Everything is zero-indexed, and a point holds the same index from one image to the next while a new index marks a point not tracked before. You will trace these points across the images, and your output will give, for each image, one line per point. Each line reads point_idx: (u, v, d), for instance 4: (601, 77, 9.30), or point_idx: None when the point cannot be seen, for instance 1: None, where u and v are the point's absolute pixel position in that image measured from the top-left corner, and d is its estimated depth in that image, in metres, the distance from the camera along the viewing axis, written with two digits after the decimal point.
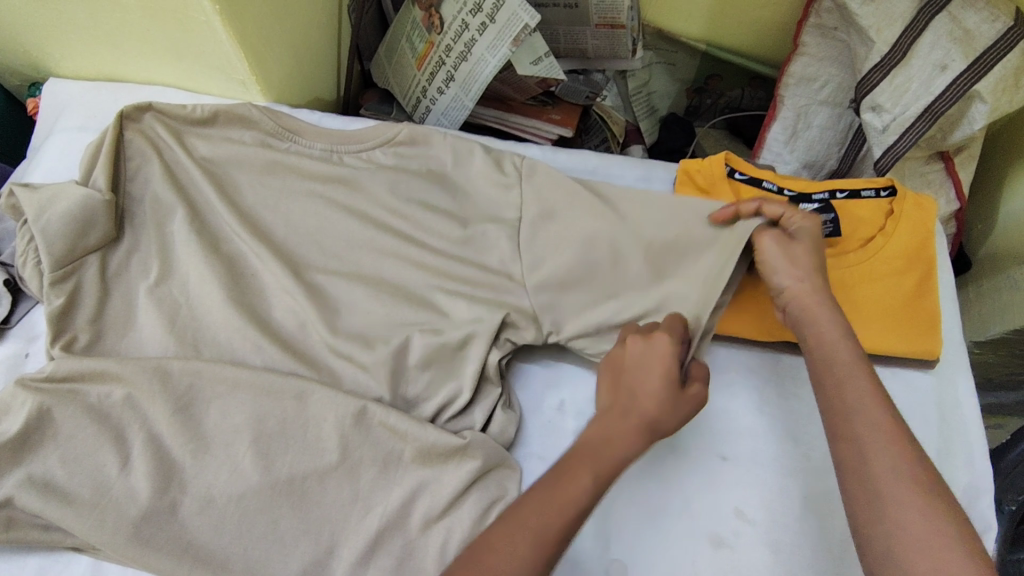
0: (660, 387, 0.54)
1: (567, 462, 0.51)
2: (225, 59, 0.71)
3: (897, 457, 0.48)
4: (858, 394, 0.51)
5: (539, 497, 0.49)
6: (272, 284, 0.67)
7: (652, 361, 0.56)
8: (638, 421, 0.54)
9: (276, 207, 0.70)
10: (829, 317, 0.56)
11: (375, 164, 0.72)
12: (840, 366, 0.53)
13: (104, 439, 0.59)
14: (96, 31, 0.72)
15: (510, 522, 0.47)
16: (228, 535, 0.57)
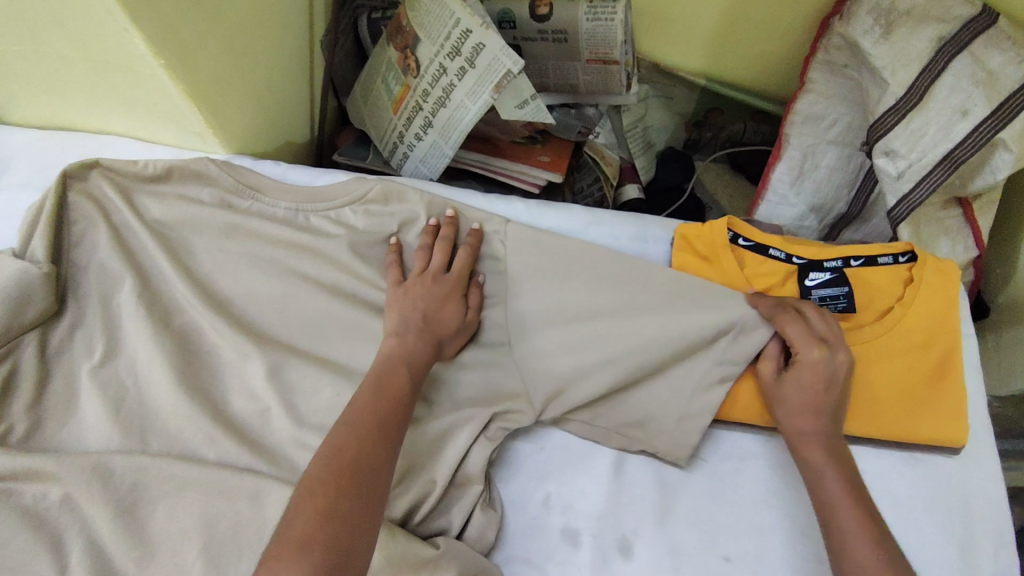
0: (454, 320, 0.61)
1: (359, 414, 0.50)
2: (178, 111, 0.65)
3: (874, 545, 0.48)
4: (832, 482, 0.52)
5: (369, 455, 0.47)
6: (230, 364, 0.61)
7: (435, 292, 0.61)
8: (413, 362, 0.56)
9: (235, 275, 0.64)
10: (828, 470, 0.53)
11: (345, 225, 0.66)
12: (812, 454, 0.54)
13: (35, 548, 0.52)
14: (36, 80, 0.66)
15: (344, 472, 0.45)
16: None
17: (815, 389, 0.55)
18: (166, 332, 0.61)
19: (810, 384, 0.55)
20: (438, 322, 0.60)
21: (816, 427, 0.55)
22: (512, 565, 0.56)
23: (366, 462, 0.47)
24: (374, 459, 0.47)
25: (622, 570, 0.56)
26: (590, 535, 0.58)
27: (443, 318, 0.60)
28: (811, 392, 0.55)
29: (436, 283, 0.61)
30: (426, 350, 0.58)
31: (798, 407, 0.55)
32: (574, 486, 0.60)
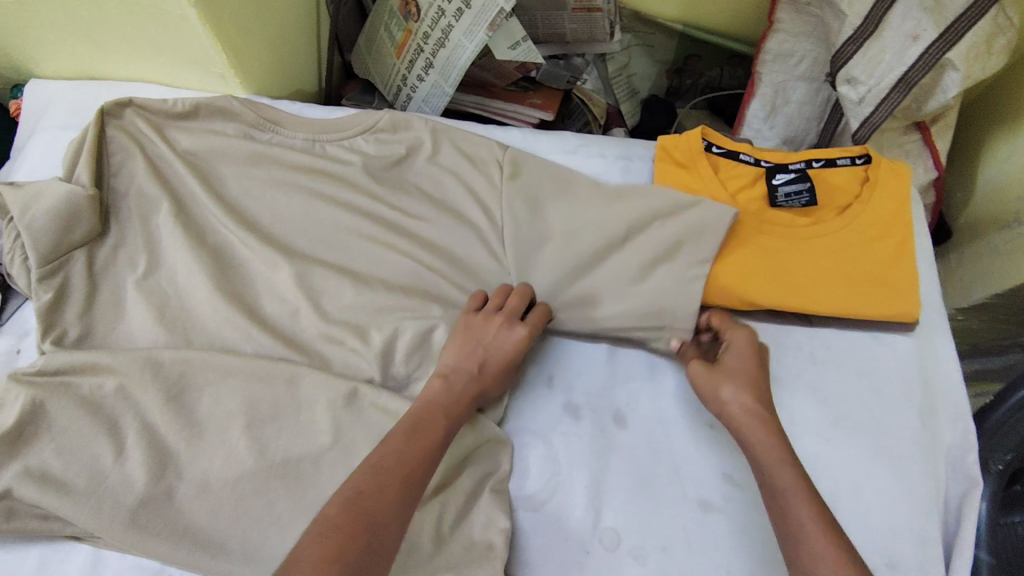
0: (501, 372, 0.62)
1: (391, 457, 0.51)
2: (203, 53, 0.72)
3: (830, 534, 0.48)
4: (793, 487, 0.52)
5: (386, 499, 0.48)
6: (261, 274, 0.68)
7: (502, 341, 0.62)
8: (455, 420, 0.57)
9: (260, 197, 0.71)
10: (786, 467, 0.53)
11: (357, 151, 0.73)
12: (767, 457, 0.54)
13: (99, 429, 0.60)
14: (72, 29, 0.72)
15: (357, 519, 0.46)
16: (225, 518, 0.58)
17: (745, 361, 0.61)
18: (201, 247, 0.68)
19: (742, 360, 0.62)
20: (486, 379, 0.61)
21: (770, 438, 0.56)
22: (520, 433, 0.64)
23: (382, 509, 0.47)
24: (392, 504, 0.48)
25: (618, 436, 0.64)
26: (589, 408, 0.65)
27: (494, 376, 0.61)
28: (740, 364, 0.61)
29: (507, 341, 0.62)
30: (467, 410, 0.59)
31: (729, 374, 0.61)
32: (574, 367, 0.67)
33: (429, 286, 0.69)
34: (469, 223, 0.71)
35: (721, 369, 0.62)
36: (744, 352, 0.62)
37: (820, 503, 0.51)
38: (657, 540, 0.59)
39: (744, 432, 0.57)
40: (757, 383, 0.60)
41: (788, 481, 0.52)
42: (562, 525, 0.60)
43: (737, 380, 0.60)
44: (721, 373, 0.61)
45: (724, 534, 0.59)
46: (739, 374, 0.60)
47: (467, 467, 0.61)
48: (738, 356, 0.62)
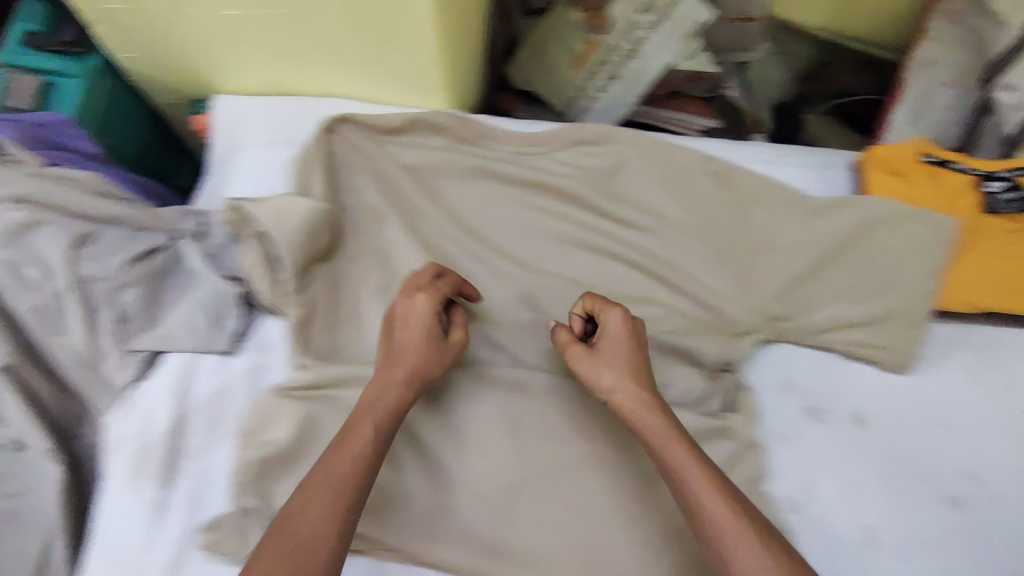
0: (417, 347, 0.58)
1: (322, 480, 0.50)
2: (419, 69, 0.73)
3: (740, 528, 0.48)
4: (699, 484, 0.51)
5: (313, 529, 0.47)
6: (492, 285, 0.69)
7: (410, 319, 0.60)
8: (386, 416, 0.54)
9: (482, 209, 0.73)
10: (683, 457, 0.53)
11: (567, 163, 0.75)
12: (660, 442, 0.55)
13: None
14: (287, 46, 0.73)
15: (292, 552, 0.46)
16: (506, 525, 0.59)
17: (618, 354, 0.60)
18: (436, 262, 0.69)
19: (621, 352, 0.60)
20: (416, 362, 0.58)
21: (661, 425, 0.55)
22: (775, 439, 0.66)
23: (314, 544, 0.47)
24: (313, 530, 0.47)
25: (862, 436, 0.66)
26: (829, 410, 0.67)
27: (433, 360, 0.59)
28: (615, 351, 0.60)
29: (416, 317, 0.59)
30: (399, 393, 0.56)
31: (603, 364, 0.59)
32: (810, 371, 0.69)
33: (658, 295, 0.70)
34: (687, 232, 0.73)
35: (602, 357, 0.60)
36: (626, 341, 0.60)
37: (730, 491, 0.51)
38: (915, 537, 0.62)
39: (634, 417, 0.57)
40: (640, 373, 0.59)
41: (698, 485, 0.51)
42: (823, 524, 0.62)
43: (617, 370, 0.59)
44: (602, 360, 0.60)
45: (976, 527, 0.63)
46: (619, 359, 0.59)
47: (725, 469, 0.63)
48: (613, 346, 0.60)
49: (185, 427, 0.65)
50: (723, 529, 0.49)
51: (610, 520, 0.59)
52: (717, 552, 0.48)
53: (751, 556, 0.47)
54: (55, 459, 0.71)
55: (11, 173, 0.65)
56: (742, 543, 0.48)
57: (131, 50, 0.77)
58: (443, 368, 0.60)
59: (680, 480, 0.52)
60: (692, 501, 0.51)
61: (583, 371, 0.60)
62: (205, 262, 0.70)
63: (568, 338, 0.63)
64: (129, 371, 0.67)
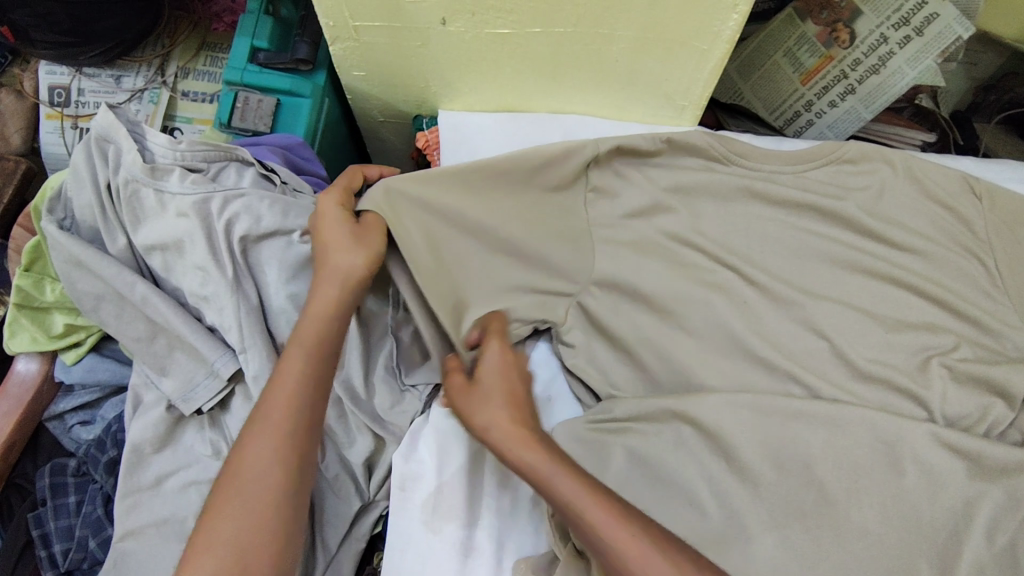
0: (339, 247, 0.57)
1: (262, 417, 0.53)
2: (685, 87, 0.70)
3: (614, 520, 0.50)
4: (567, 490, 0.51)
5: (260, 475, 0.51)
6: (771, 313, 0.67)
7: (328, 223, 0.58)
8: (316, 341, 0.56)
9: (748, 233, 0.70)
10: (558, 474, 0.52)
11: (829, 182, 0.72)
12: (543, 470, 0.52)
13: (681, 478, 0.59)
14: (547, 64, 0.71)
15: (235, 483, 0.51)
16: (833, 561, 0.57)
17: (501, 375, 0.57)
18: (714, 290, 0.67)
19: (494, 378, 0.57)
20: (336, 266, 0.56)
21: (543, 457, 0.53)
22: None
23: (257, 483, 0.50)
24: (260, 460, 0.51)
25: None
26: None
27: (337, 250, 0.56)
28: (492, 386, 0.56)
29: (325, 227, 0.57)
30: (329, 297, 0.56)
31: (483, 396, 0.56)
32: None
33: (944, 322, 0.67)
34: (963, 256, 0.70)
35: (480, 390, 0.56)
36: (501, 375, 0.57)
37: (608, 499, 0.51)
38: None
39: (511, 454, 0.54)
40: (513, 404, 0.55)
41: (568, 487, 0.51)
42: None
43: (493, 404, 0.55)
44: (476, 394, 0.56)
45: None
46: (494, 390, 0.56)
47: None
48: (494, 367, 0.57)
49: (480, 463, 0.62)
50: (637, 557, 0.49)
51: (940, 557, 0.58)
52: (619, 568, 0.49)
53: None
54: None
55: (295, 203, 0.62)
56: (660, 547, 0.49)
57: (367, 65, 0.75)
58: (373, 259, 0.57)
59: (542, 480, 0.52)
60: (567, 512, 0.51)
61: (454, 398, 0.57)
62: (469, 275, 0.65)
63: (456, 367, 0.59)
64: (409, 404, 0.64)
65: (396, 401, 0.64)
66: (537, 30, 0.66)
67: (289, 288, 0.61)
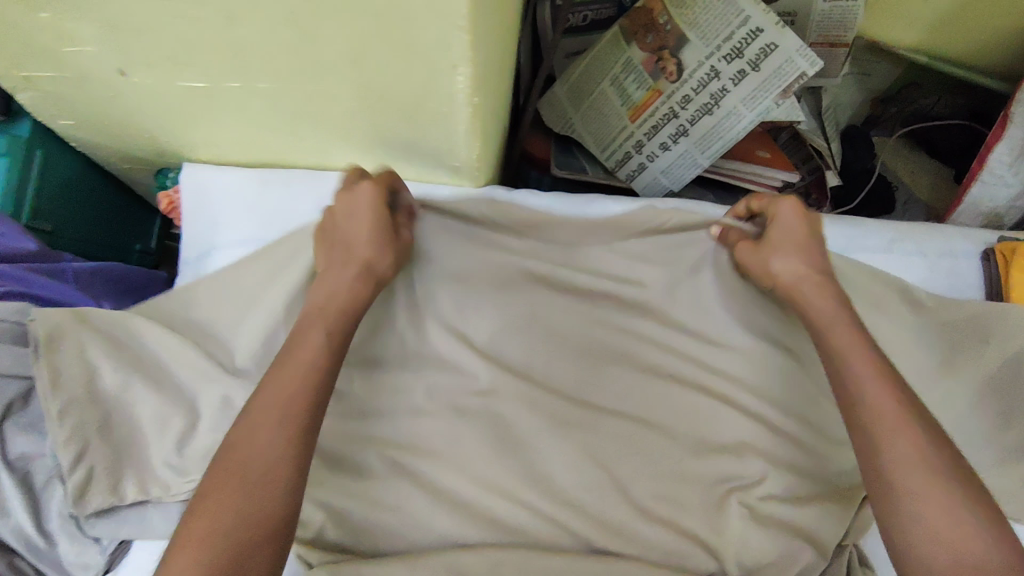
0: (367, 233, 0.53)
1: (266, 401, 0.44)
2: (447, 149, 0.56)
3: (927, 448, 0.42)
4: (873, 392, 0.45)
5: (264, 456, 0.42)
6: (545, 435, 0.57)
7: (359, 209, 0.53)
8: (331, 337, 0.49)
9: (528, 333, 0.60)
10: (867, 372, 0.46)
11: (625, 263, 0.61)
12: (863, 384, 0.46)
13: None
14: (271, 119, 0.56)
15: (243, 462, 0.41)
16: None
17: (796, 247, 0.54)
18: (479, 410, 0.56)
19: (788, 248, 0.54)
20: (363, 254, 0.53)
21: (874, 363, 0.47)
22: None
23: (268, 456, 0.42)
24: (270, 436, 0.42)
25: None
26: None
27: (348, 218, 0.53)
28: (789, 236, 0.55)
29: (357, 212, 0.53)
30: (354, 284, 0.52)
31: (778, 246, 0.55)
32: None
33: (753, 440, 0.57)
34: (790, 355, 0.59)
35: (770, 244, 0.56)
36: (791, 221, 0.55)
37: (917, 408, 0.44)
38: None
39: (846, 355, 0.48)
40: (812, 242, 0.55)
41: (875, 389, 0.45)
42: None
43: (787, 253, 0.54)
44: (767, 249, 0.56)
45: None
46: (789, 244, 0.54)
47: None
48: (785, 234, 0.55)
49: None
50: (918, 493, 0.40)
51: None
52: (898, 520, 0.41)
53: (976, 542, 0.38)
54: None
55: None
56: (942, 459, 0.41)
57: (71, 115, 0.60)
58: (396, 263, 0.55)
59: (818, 324, 0.51)
60: (839, 377, 0.47)
61: (749, 261, 0.57)
62: (170, 401, 0.53)
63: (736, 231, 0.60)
64: (92, 558, 0.53)
65: (78, 552, 0.53)
66: (238, 84, 0.51)
67: None
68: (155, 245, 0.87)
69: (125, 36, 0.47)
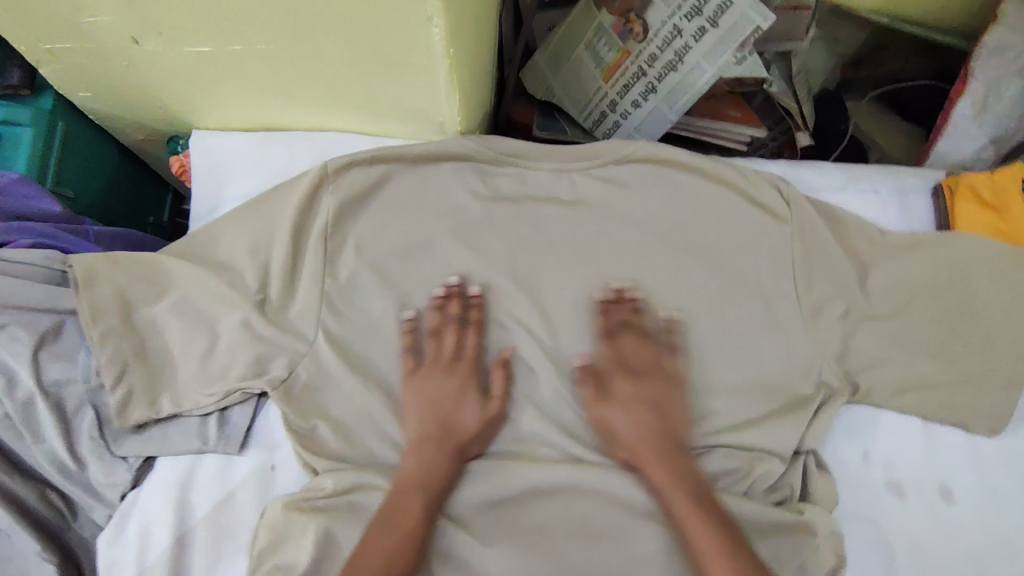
0: (475, 416, 0.60)
1: (396, 524, 0.54)
2: (430, 103, 0.62)
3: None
4: (697, 528, 0.53)
5: (373, 551, 0.52)
6: (530, 360, 0.63)
7: (425, 393, 0.60)
8: (438, 482, 0.57)
9: (512, 269, 0.64)
10: (664, 479, 0.56)
11: (600, 201, 0.66)
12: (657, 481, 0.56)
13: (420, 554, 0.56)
14: (271, 81, 0.62)
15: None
16: None
17: (635, 412, 0.59)
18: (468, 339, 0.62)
19: (621, 408, 0.59)
20: (460, 430, 0.59)
21: (668, 480, 0.56)
22: (854, 522, 0.59)
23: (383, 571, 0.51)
24: None
25: (951, 512, 0.59)
26: (932, 466, 0.60)
27: (411, 388, 0.60)
28: (438, 383, 0.60)
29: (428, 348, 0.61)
30: (441, 452, 0.58)
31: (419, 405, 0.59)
32: (890, 439, 0.61)
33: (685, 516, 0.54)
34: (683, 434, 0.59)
35: (422, 376, 0.60)
36: (436, 372, 0.60)
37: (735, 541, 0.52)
38: None
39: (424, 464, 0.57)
40: (435, 399, 0.59)
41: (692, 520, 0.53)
42: None
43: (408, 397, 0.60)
44: (417, 382, 0.60)
45: None
46: (429, 391, 0.60)
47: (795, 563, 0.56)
48: (632, 395, 0.60)
49: (187, 545, 0.56)
50: None
51: None
52: None
53: None
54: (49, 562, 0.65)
55: None
56: None
57: (90, 87, 0.66)
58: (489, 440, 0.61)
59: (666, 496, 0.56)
60: (682, 521, 0.54)
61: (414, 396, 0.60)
62: (187, 335, 0.59)
63: (462, 310, 0.62)
64: (120, 477, 0.58)
65: (107, 472, 0.58)
66: (240, 48, 0.57)
67: None
68: (171, 219, 0.93)
69: (137, 3, 0.53)
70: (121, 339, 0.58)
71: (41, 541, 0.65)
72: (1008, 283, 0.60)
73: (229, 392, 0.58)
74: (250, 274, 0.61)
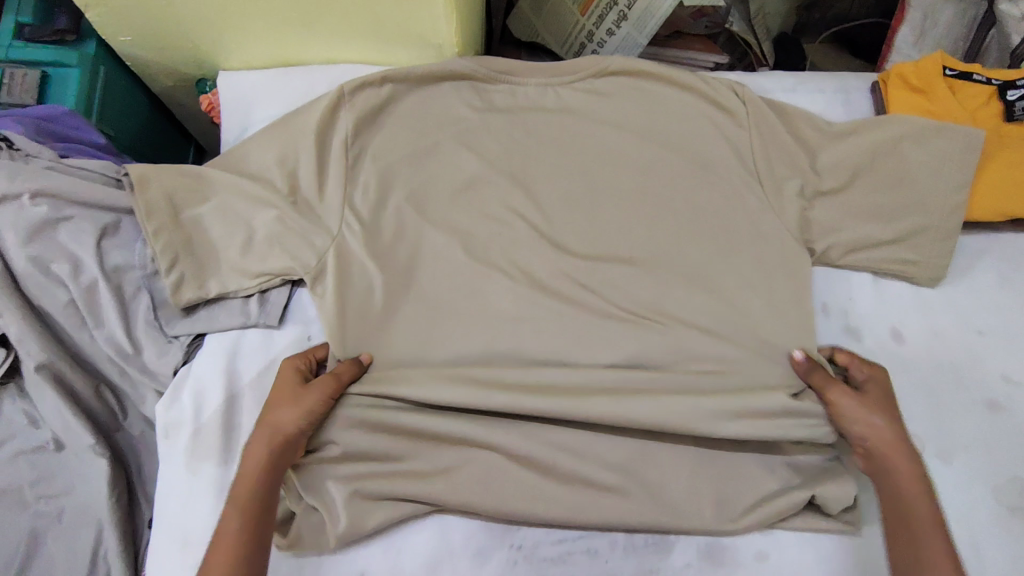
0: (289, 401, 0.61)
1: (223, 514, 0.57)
2: (431, 26, 0.71)
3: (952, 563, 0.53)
4: (922, 510, 0.56)
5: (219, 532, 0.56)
6: (528, 244, 0.70)
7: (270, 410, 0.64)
8: (256, 466, 0.58)
9: (510, 169, 0.73)
10: (904, 461, 0.59)
11: (583, 109, 0.75)
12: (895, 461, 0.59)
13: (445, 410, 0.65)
14: (292, 13, 0.71)
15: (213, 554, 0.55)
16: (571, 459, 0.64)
17: (876, 409, 0.61)
18: (476, 228, 0.71)
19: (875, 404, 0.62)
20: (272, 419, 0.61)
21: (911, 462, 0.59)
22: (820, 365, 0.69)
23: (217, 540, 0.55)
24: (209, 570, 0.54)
25: (900, 351, 0.69)
26: (882, 316, 0.70)
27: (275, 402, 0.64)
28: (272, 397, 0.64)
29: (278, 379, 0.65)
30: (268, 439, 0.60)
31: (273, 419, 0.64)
32: (844, 295, 0.71)
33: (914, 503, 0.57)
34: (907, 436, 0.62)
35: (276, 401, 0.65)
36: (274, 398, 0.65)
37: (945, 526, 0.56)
38: (962, 440, 0.65)
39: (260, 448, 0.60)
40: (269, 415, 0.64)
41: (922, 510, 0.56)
42: None
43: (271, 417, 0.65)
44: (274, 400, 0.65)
45: (1014, 426, 0.66)
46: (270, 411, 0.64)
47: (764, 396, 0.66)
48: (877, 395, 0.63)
49: (237, 405, 0.66)
50: None
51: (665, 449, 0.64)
52: None
53: None
54: (101, 454, 0.71)
55: (23, 167, 0.64)
56: None
57: (129, 30, 0.75)
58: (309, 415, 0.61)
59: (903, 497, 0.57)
60: (912, 520, 0.56)
61: None
62: (228, 230, 0.68)
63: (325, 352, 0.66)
64: (173, 356, 0.67)
65: (160, 353, 0.67)
66: None
67: (29, 251, 0.63)
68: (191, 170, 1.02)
69: None
70: (171, 234, 0.66)
71: (93, 436, 0.70)
72: (939, 155, 0.69)
73: (267, 278, 0.67)
74: (279, 178, 0.69)
